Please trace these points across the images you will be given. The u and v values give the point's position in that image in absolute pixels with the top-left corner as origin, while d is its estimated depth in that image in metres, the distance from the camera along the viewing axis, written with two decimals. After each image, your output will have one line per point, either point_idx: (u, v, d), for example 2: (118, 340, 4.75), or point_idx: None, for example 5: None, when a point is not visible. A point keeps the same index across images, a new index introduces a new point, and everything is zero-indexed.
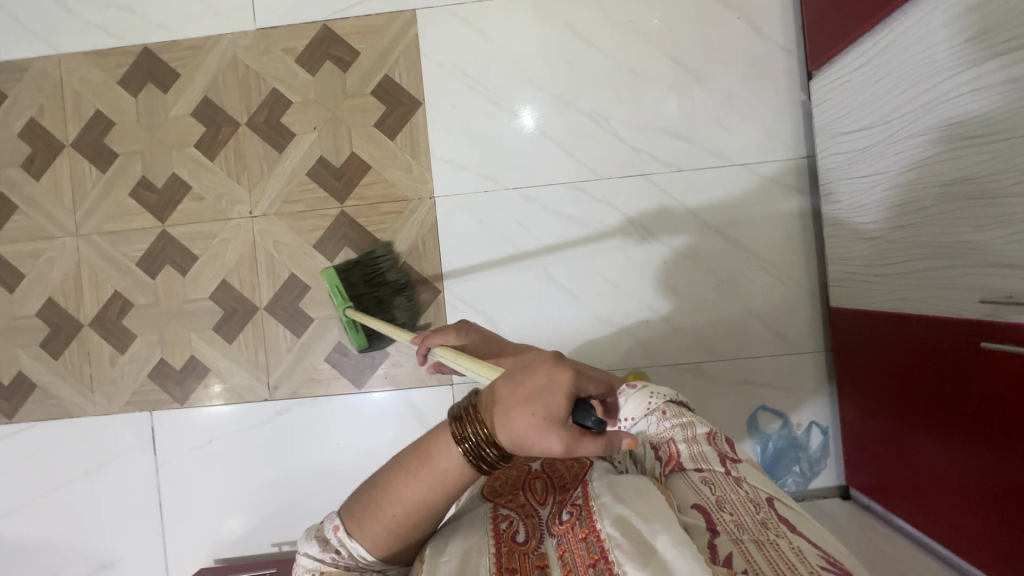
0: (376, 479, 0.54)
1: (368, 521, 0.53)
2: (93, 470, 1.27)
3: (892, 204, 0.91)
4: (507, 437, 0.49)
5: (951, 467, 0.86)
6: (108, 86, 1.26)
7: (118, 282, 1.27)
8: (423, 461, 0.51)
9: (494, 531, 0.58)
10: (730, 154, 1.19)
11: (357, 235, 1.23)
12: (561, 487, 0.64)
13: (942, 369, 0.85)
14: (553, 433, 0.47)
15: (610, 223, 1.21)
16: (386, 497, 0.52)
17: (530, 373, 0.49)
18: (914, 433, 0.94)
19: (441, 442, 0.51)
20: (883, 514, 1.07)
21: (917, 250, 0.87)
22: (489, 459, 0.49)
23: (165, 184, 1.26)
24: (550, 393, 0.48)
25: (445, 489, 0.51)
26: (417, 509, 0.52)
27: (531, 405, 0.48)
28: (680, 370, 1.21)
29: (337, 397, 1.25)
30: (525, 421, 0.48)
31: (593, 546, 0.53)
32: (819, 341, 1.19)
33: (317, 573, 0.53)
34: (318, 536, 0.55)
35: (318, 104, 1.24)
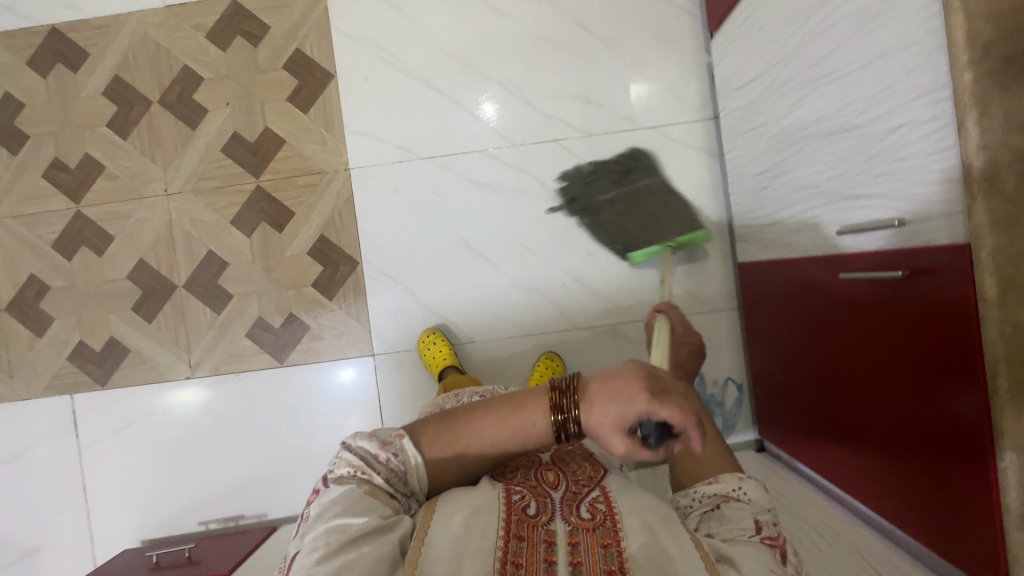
0: (461, 409, 0.60)
1: (438, 440, 0.59)
2: (16, 455, 1.25)
3: (778, 151, 0.92)
4: (585, 423, 0.53)
5: (832, 403, 0.86)
6: (17, 68, 1.25)
7: (33, 266, 1.25)
8: (511, 411, 0.57)
9: (505, 501, 0.55)
10: (640, 117, 1.21)
11: (274, 209, 1.23)
12: (575, 480, 0.60)
13: (824, 308, 0.84)
14: (619, 434, 0.51)
15: (525, 189, 1.22)
16: (462, 426, 0.59)
17: (621, 372, 0.53)
18: (807, 377, 0.94)
19: (536, 404, 0.56)
20: (786, 461, 1.07)
21: (796, 194, 0.87)
22: (569, 431, 0.55)
23: (79, 165, 1.25)
24: (628, 405, 0.50)
25: (516, 443, 0.57)
26: (484, 449, 0.58)
27: (608, 407, 0.51)
28: (598, 333, 1.22)
29: (259, 373, 1.24)
30: (600, 418, 0.52)
31: (612, 556, 0.49)
32: (732, 299, 1.21)
33: (359, 471, 0.57)
34: (378, 437, 0.59)
35: (231, 79, 1.23)
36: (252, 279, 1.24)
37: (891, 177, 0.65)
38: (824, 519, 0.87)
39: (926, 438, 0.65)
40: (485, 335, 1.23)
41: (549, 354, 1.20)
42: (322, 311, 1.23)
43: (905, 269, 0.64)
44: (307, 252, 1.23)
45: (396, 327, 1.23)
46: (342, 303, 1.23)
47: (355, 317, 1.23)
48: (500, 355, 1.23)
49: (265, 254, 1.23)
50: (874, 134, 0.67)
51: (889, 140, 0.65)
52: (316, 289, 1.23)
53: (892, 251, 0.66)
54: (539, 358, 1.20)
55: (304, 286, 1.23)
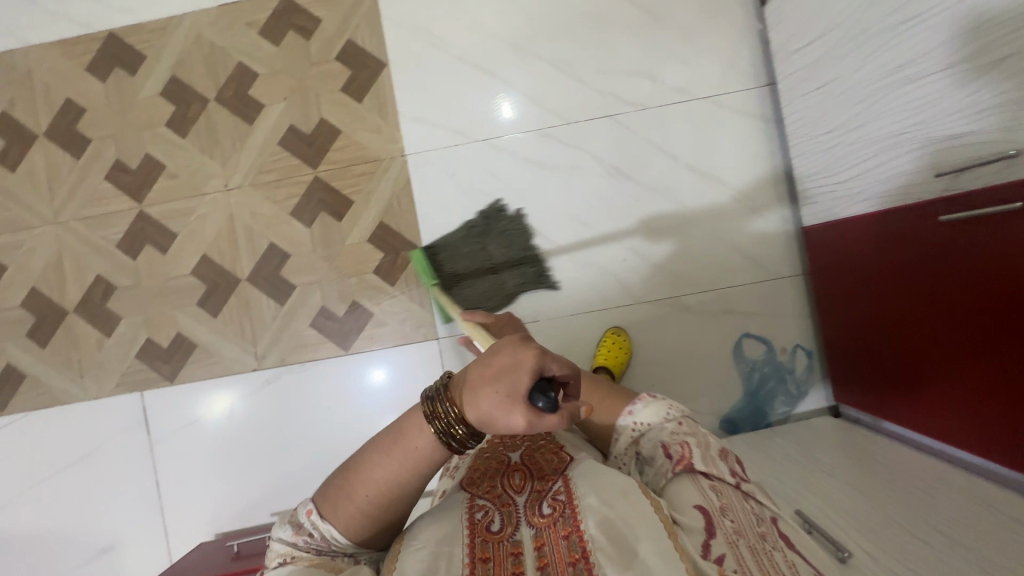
0: (350, 461, 0.56)
1: (342, 504, 0.54)
2: (89, 454, 1.27)
3: (848, 105, 0.92)
4: (478, 413, 0.49)
5: (929, 353, 0.86)
6: (77, 73, 1.28)
7: (99, 266, 1.27)
8: (393, 441, 0.53)
9: (469, 521, 0.56)
10: (693, 88, 1.21)
11: (333, 198, 1.24)
12: (540, 477, 0.61)
13: (916, 258, 0.84)
14: (513, 411, 0.47)
15: (581, 165, 1.22)
16: (357, 476, 0.54)
17: (496, 351, 0.49)
18: (893, 331, 0.94)
19: (411, 424, 0.53)
20: (870, 423, 1.06)
21: (876, 145, 0.88)
22: (459, 437, 0.52)
23: (140, 165, 1.27)
24: (512, 372, 0.47)
25: (414, 473, 0.54)
26: (386, 492, 0.54)
27: (493, 384, 0.48)
28: (662, 306, 1.21)
29: (326, 361, 1.25)
30: (489, 399, 0.48)
31: (575, 545, 0.52)
32: (796, 266, 1.20)
33: (288, 557, 0.54)
34: (292, 520, 0.56)
35: (285, 73, 1.25)
36: (313, 269, 1.25)
37: (998, 111, 0.66)
38: (923, 467, 0.86)
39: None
40: (548, 314, 1.22)
41: (615, 330, 1.20)
42: (385, 297, 1.24)
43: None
44: (367, 239, 1.24)
45: None
46: (404, 288, 1.24)
47: (417, 302, 1.24)
48: (565, 332, 1.22)
49: (326, 244, 1.25)
50: (972, 71, 0.68)
51: (989, 75, 0.66)
52: (377, 277, 1.24)
53: (1005, 185, 0.67)
54: (604, 336, 1.20)
55: (366, 273, 1.24)
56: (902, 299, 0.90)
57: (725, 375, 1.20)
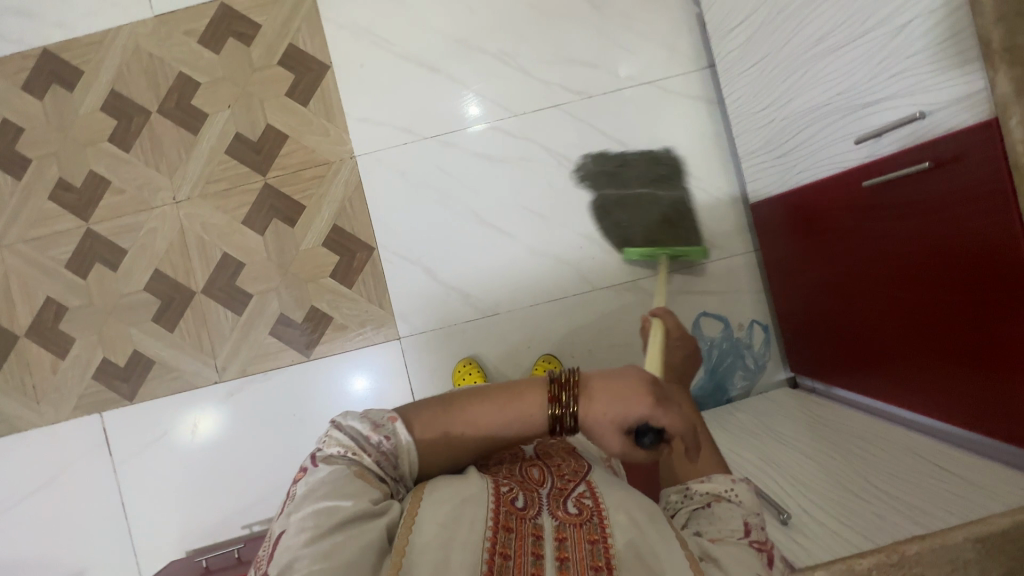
0: (457, 394, 0.60)
1: (433, 422, 0.58)
2: (52, 479, 1.25)
3: (780, 81, 0.93)
4: (586, 418, 0.57)
5: (865, 315, 0.88)
6: (12, 92, 1.25)
7: (48, 288, 1.25)
8: (508, 398, 0.58)
9: (495, 492, 0.55)
10: (638, 73, 1.22)
11: (284, 204, 1.24)
12: (560, 475, 0.61)
13: (849, 226, 0.86)
14: (615, 438, 0.57)
15: (531, 156, 1.23)
16: (458, 410, 0.58)
17: (629, 386, 0.58)
18: (833, 297, 0.95)
19: (533, 393, 0.58)
20: (824, 391, 1.08)
21: (804, 117, 0.89)
22: (563, 425, 0.57)
23: (84, 182, 1.25)
24: (631, 407, 0.56)
25: (510, 431, 0.58)
26: (475, 436, 0.58)
27: (610, 405, 0.57)
28: (620, 291, 1.23)
29: (287, 369, 1.24)
30: (600, 415, 0.57)
31: (598, 551, 0.50)
32: (746, 243, 1.22)
33: (350, 451, 0.54)
34: (371, 420, 0.58)
35: (228, 81, 1.24)
36: (269, 277, 1.24)
37: (907, 74, 0.68)
38: (872, 430, 0.87)
39: (984, 320, 0.66)
40: (508, 305, 1.23)
41: (546, 356, 1.20)
42: (344, 300, 1.23)
43: (932, 160, 0.67)
44: (322, 244, 1.23)
45: (419, 306, 1.23)
46: (362, 291, 1.23)
47: (377, 302, 1.23)
48: (526, 322, 1.23)
49: (281, 251, 1.24)
50: (883, 37, 0.70)
51: (899, 39, 0.68)
52: (334, 280, 1.23)
53: (918, 145, 0.69)
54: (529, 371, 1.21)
55: (322, 277, 1.23)
56: (838, 265, 0.91)
57: None
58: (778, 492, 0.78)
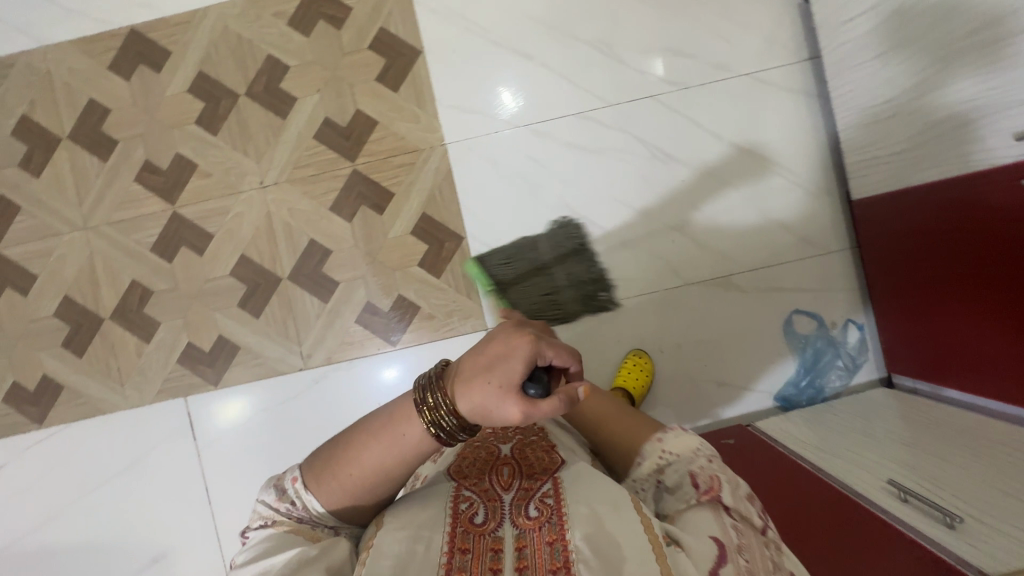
0: (343, 437, 0.57)
1: (328, 476, 0.56)
2: (134, 462, 1.25)
3: (909, 78, 0.94)
4: (469, 404, 0.51)
5: (989, 316, 0.88)
6: (99, 72, 1.24)
7: (134, 271, 1.24)
8: (383, 425, 0.55)
9: (452, 512, 0.57)
10: (735, 65, 1.20)
11: (372, 191, 1.22)
12: (528, 474, 0.61)
13: (981, 227, 0.87)
14: (507, 402, 0.50)
15: (625, 147, 1.21)
16: (343, 454, 0.56)
17: (489, 345, 0.52)
18: (951, 298, 0.96)
19: (405, 409, 0.55)
20: (930, 391, 1.07)
21: (937, 115, 0.91)
22: (450, 426, 0.52)
23: (170, 165, 1.24)
24: (510, 362, 0.50)
25: (402, 456, 0.55)
26: (371, 470, 0.55)
27: (488, 373, 0.51)
28: (711, 286, 1.21)
29: (373, 357, 1.23)
30: (483, 389, 0.51)
31: (557, 553, 0.51)
32: (842, 240, 1.20)
33: (270, 520, 0.56)
34: (278, 485, 0.58)
35: (317, 65, 1.22)
36: (356, 264, 1.23)
37: None
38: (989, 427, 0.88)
39: None
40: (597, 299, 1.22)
41: (636, 352, 1.20)
42: (430, 289, 1.22)
43: None
44: (409, 232, 1.22)
45: (507, 297, 1.22)
46: (450, 280, 1.22)
47: (465, 292, 1.22)
48: (616, 316, 1.22)
49: (368, 238, 1.22)
50: None
51: None
52: (422, 269, 1.22)
53: None
54: (626, 356, 1.20)
55: (409, 266, 1.22)
56: (964, 267, 0.91)
57: (776, 352, 1.20)
58: (943, 499, 0.77)
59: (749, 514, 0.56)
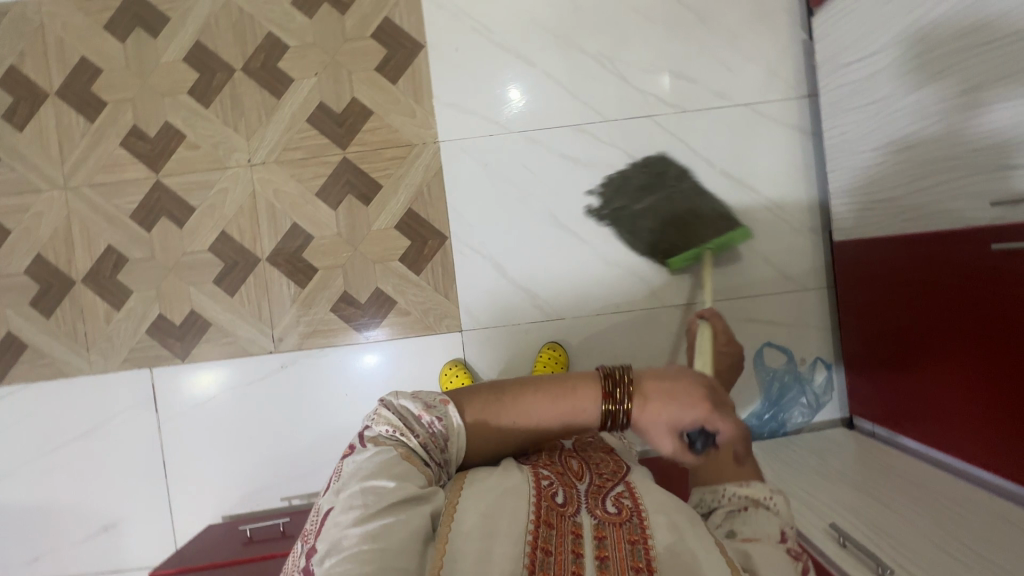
0: (506, 385, 0.63)
1: (485, 413, 0.61)
2: (94, 429, 1.24)
3: (927, 117, 0.90)
4: (641, 414, 0.59)
5: (952, 372, 0.90)
6: (93, 31, 1.21)
7: (110, 236, 1.22)
8: (559, 391, 0.61)
9: (535, 485, 0.54)
10: (736, 94, 1.20)
11: (361, 181, 1.21)
12: (599, 474, 0.60)
13: (950, 283, 0.89)
14: (671, 437, 0.59)
15: (616, 163, 1.21)
16: (507, 400, 0.61)
17: (690, 388, 0.59)
18: (918, 351, 0.97)
19: (588, 390, 0.61)
20: (887, 438, 1.10)
21: (946, 160, 0.87)
22: (613, 421, 0.60)
23: (158, 133, 1.22)
24: (687, 409, 0.58)
25: (558, 423, 0.61)
26: (525, 425, 0.61)
27: (665, 407, 0.58)
28: (688, 311, 1.22)
29: (344, 347, 1.23)
30: (655, 416, 0.59)
31: (639, 552, 0.48)
32: (820, 279, 1.21)
33: (397, 431, 0.57)
34: (423, 400, 0.61)
35: (317, 47, 1.21)
36: (337, 253, 1.22)
37: None
38: (936, 480, 0.93)
39: None
40: (574, 312, 1.22)
41: (551, 345, 1.20)
42: (410, 285, 1.22)
43: None
44: (395, 226, 1.21)
45: (485, 302, 1.22)
46: (429, 278, 1.22)
47: (443, 292, 1.22)
48: (591, 330, 1.22)
49: (352, 227, 1.21)
50: None
51: None
52: (403, 264, 1.21)
53: None
54: (542, 348, 1.20)
55: (391, 260, 1.21)
56: (934, 323, 0.93)
57: (743, 382, 1.21)
58: (881, 550, 0.79)
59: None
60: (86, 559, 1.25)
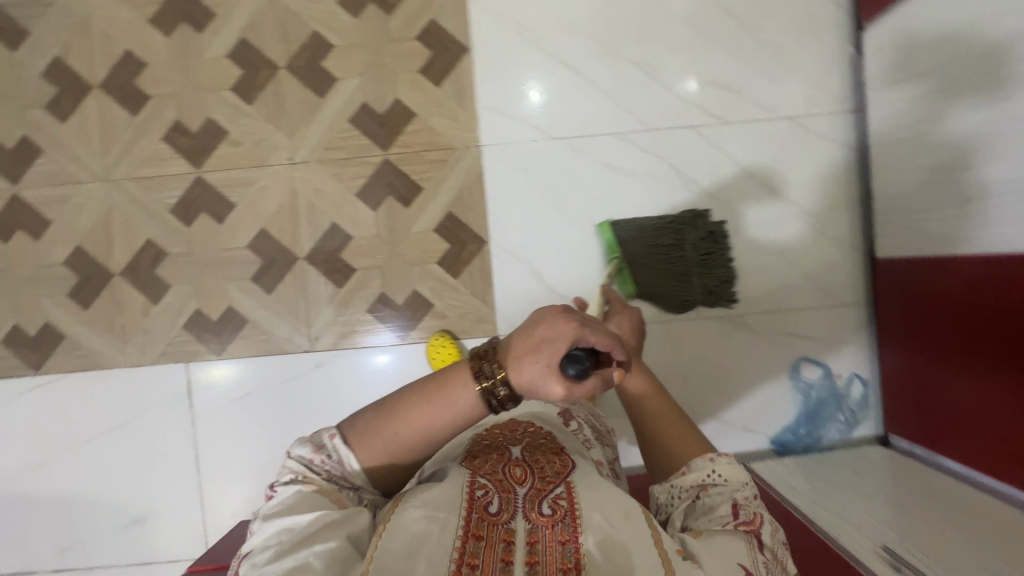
0: (383, 402, 0.60)
1: (368, 437, 0.59)
2: (127, 422, 1.24)
3: (979, 140, 0.88)
4: (520, 378, 0.55)
5: (988, 393, 0.90)
6: (139, 25, 1.21)
7: (150, 231, 1.23)
8: (437, 390, 0.58)
9: (469, 496, 0.57)
10: (780, 107, 1.20)
11: (402, 182, 1.21)
12: (541, 476, 0.61)
13: (988, 305, 0.89)
14: (553, 379, 0.54)
15: (657, 172, 1.21)
16: (387, 415, 0.59)
17: (538, 324, 0.56)
18: (955, 372, 0.97)
19: (459, 376, 0.58)
20: (925, 457, 1.08)
21: (998, 185, 0.86)
22: (499, 395, 0.57)
23: (201, 129, 1.22)
24: (548, 343, 0.54)
25: (448, 419, 0.58)
26: (415, 433, 0.59)
27: (536, 353, 0.55)
28: (724, 323, 1.21)
29: (380, 348, 1.23)
30: (532, 368, 0.55)
31: (569, 553, 0.53)
32: (858, 295, 1.21)
33: (301, 475, 0.59)
34: (313, 441, 0.61)
35: (361, 47, 1.20)
36: (375, 253, 1.22)
37: None
38: (975, 503, 0.92)
39: None
40: None
41: None
42: (446, 289, 1.22)
43: None
44: (433, 229, 1.21)
45: (520, 308, 1.22)
46: (467, 282, 1.22)
47: (479, 296, 1.22)
48: None
49: (391, 229, 1.21)
50: None
51: None
52: (440, 267, 1.21)
53: None
54: None
55: (428, 263, 1.21)
56: (970, 344, 0.93)
57: (778, 396, 1.21)
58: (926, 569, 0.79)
59: (783, 558, 0.58)
60: (114, 551, 1.26)
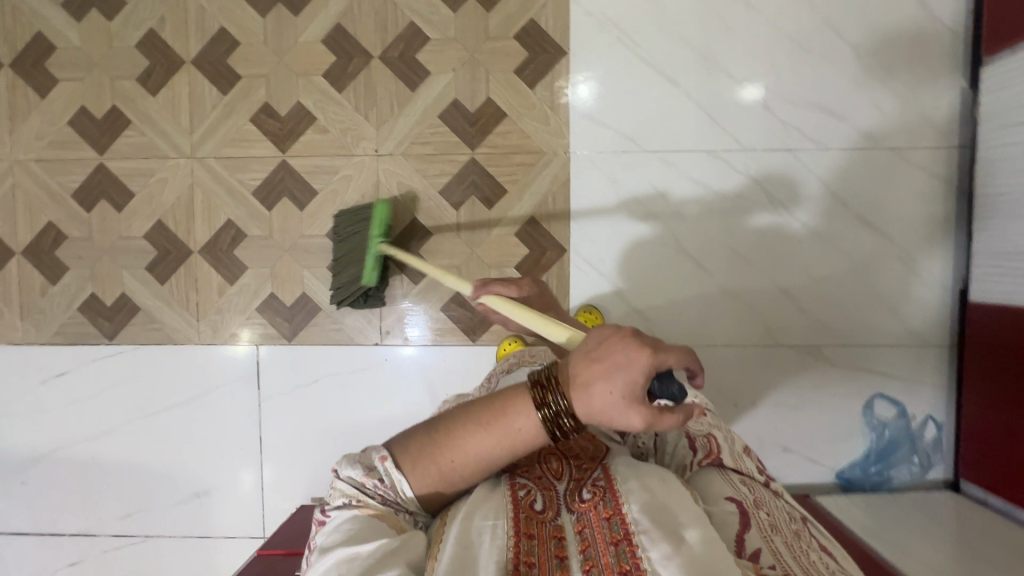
0: (436, 425, 0.60)
1: (422, 461, 0.60)
2: (195, 398, 1.26)
3: None
4: (593, 408, 0.53)
5: None
6: (235, 2, 1.20)
7: (231, 212, 1.23)
8: (492, 419, 0.57)
9: (512, 498, 0.59)
10: (882, 137, 1.16)
11: (486, 183, 1.20)
12: (577, 465, 0.65)
13: None
14: (633, 411, 0.52)
15: (748, 193, 1.18)
16: (444, 438, 0.59)
17: (611, 349, 0.53)
18: None
19: (519, 403, 0.57)
20: (1001, 508, 1.07)
21: None
22: (564, 426, 0.55)
23: (289, 113, 1.21)
24: (627, 372, 0.51)
25: (504, 450, 0.58)
26: (471, 460, 0.59)
27: (611, 382, 0.52)
28: (801, 354, 1.19)
29: (451, 348, 1.23)
30: (606, 396, 0.53)
31: (617, 527, 0.55)
32: (943, 336, 1.18)
33: (355, 499, 0.60)
34: (364, 464, 0.62)
35: (458, 43, 1.18)
36: (452, 253, 1.21)
37: None
38: None
39: None
40: (684, 340, 1.20)
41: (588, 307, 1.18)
42: None
43: None
44: (514, 233, 1.20)
45: None
46: None
47: None
48: (700, 362, 1.20)
49: (471, 229, 1.20)
50: None
51: None
52: (517, 271, 1.20)
53: None
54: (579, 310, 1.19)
55: (505, 266, 1.20)
56: None
57: (849, 432, 1.20)
58: None
59: (746, 469, 0.71)
60: (175, 522, 1.28)
